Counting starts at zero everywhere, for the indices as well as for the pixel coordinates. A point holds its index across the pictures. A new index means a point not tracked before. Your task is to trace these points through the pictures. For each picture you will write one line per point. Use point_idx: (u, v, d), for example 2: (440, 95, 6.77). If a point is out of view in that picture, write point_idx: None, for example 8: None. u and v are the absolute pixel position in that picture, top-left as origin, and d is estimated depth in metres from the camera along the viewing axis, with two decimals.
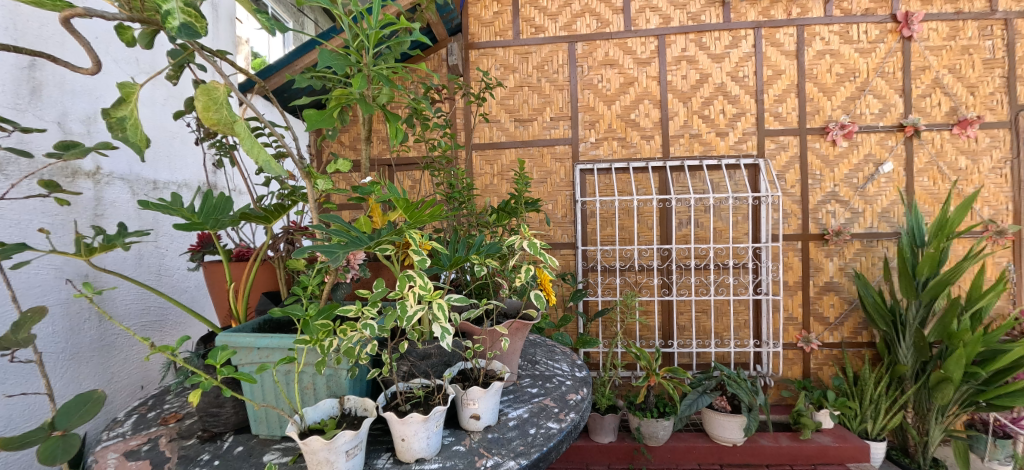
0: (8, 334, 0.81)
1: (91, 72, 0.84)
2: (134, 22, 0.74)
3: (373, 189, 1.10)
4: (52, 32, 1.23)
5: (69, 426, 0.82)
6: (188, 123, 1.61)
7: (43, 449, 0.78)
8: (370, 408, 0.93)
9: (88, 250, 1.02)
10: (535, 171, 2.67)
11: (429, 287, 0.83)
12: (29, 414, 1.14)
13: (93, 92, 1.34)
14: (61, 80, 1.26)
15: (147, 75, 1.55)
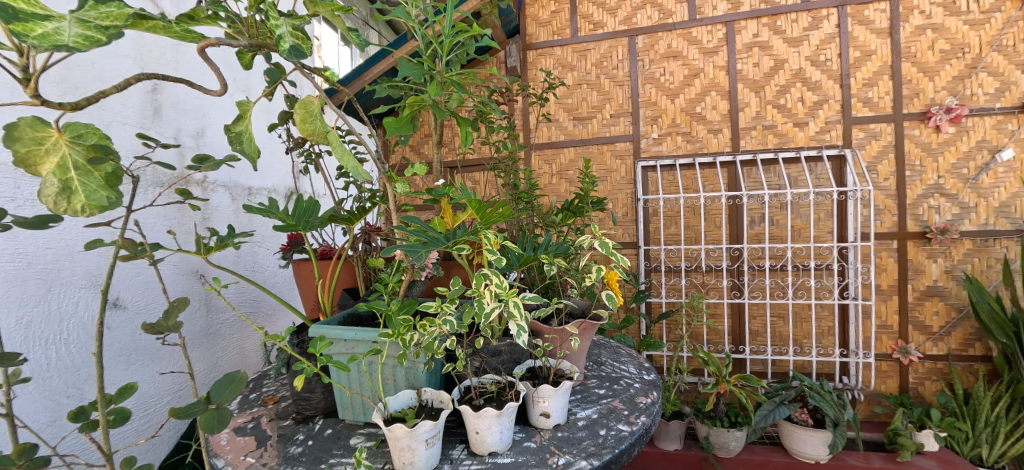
0: (162, 320, 0.85)
1: (220, 93, 0.88)
2: (252, 48, 0.81)
3: (447, 191, 1.15)
4: (169, 59, 1.40)
5: (222, 401, 0.79)
6: (279, 134, 1.76)
7: (202, 421, 0.75)
8: (446, 401, 0.97)
9: (206, 249, 1.15)
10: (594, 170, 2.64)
11: (505, 285, 0.86)
12: (155, 391, 1.30)
13: (200, 110, 1.52)
14: (175, 101, 1.43)
15: (244, 92, 1.71)
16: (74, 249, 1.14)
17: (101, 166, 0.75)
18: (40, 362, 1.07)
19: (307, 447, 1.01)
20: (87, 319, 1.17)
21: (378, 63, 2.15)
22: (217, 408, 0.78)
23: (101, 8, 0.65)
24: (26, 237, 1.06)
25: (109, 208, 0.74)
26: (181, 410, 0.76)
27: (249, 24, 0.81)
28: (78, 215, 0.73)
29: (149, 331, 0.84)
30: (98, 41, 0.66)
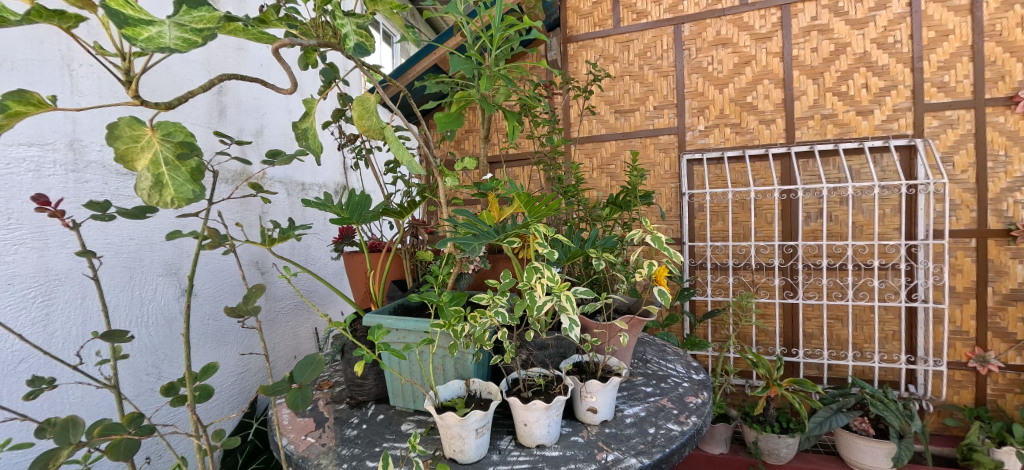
0: (242, 303, 0.88)
1: (290, 91, 0.91)
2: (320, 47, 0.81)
3: (495, 184, 1.15)
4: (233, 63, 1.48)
5: (306, 380, 0.79)
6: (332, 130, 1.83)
7: (289, 398, 0.75)
8: (495, 392, 0.99)
9: (270, 240, 1.22)
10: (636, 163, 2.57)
11: (557, 279, 0.86)
12: (220, 373, 1.39)
13: (260, 110, 1.61)
14: (238, 101, 1.52)
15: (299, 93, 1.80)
16: (153, 239, 1.24)
17: (187, 162, 0.80)
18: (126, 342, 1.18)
19: (362, 430, 1.05)
20: (164, 303, 1.27)
21: (422, 60, 2.20)
22: (300, 387, 0.78)
23: (194, 13, 0.65)
24: (113, 228, 1.16)
25: (194, 200, 0.79)
26: (269, 388, 0.77)
27: (317, 24, 0.84)
28: (169, 208, 0.78)
29: (231, 314, 0.87)
30: (196, 43, 0.67)
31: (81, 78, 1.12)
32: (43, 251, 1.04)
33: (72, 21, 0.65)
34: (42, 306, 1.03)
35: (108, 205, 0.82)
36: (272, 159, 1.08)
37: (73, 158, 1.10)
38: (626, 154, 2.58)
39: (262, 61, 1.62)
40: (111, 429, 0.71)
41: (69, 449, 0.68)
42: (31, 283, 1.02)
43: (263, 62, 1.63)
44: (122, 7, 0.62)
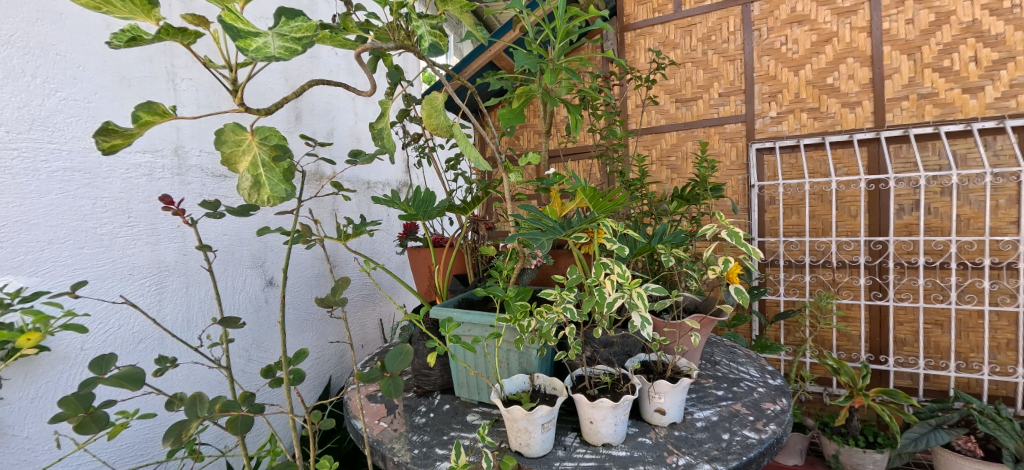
0: (330, 295, 0.94)
1: (369, 94, 0.95)
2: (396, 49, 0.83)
3: (558, 179, 1.14)
4: (306, 71, 1.58)
5: (397, 369, 0.83)
6: (395, 129, 1.89)
7: (383, 385, 0.81)
8: (559, 388, 0.98)
9: (345, 235, 1.29)
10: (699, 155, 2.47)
11: (627, 275, 0.84)
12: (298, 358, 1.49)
13: (330, 113, 1.70)
14: (312, 106, 1.61)
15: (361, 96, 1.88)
16: (242, 235, 1.35)
17: (281, 163, 0.86)
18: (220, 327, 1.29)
19: (430, 418, 1.09)
20: (251, 294, 1.38)
21: (478, 57, 2.28)
22: (391, 376, 0.83)
23: (292, 23, 0.69)
24: (210, 225, 1.27)
25: (286, 200, 0.86)
26: (364, 375, 0.84)
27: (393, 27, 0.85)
28: (266, 205, 0.85)
29: (321, 304, 0.93)
30: (295, 51, 0.72)
31: (183, 90, 1.24)
32: (154, 246, 1.16)
33: (192, 37, 0.71)
34: (155, 294, 1.16)
35: (218, 204, 0.91)
36: (353, 159, 1.14)
37: (177, 163, 1.22)
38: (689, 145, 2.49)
39: (331, 68, 1.71)
40: (230, 406, 0.78)
41: (197, 422, 0.75)
42: (145, 274, 1.14)
43: (333, 68, 1.72)
44: (234, 21, 0.67)
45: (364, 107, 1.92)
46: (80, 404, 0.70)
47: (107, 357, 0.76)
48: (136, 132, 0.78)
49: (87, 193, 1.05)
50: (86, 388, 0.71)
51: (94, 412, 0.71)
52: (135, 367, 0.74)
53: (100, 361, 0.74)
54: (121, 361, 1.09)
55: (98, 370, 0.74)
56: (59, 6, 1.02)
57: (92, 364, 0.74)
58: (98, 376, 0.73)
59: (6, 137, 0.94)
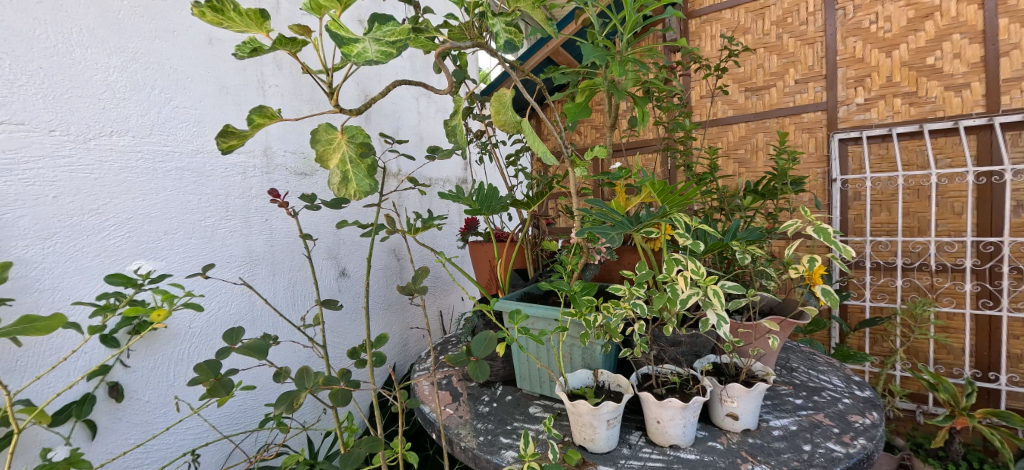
0: (412, 283, 0.99)
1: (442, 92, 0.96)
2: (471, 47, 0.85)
3: (624, 174, 1.12)
4: (375, 73, 1.66)
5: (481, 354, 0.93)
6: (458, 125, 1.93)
7: (471, 369, 0.91)
8: (624, 385, 0.96)
9: (415, 228, 1.34)
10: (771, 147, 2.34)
11: (702, 272, 0.82)
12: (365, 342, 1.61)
13: (397, 114, 1.78)
14: (381, 108, 1.69)
15: (423, 95, 1.95)
16: (319, 227, 1.45)
17: (366, 160, 0.91)
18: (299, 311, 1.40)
19: (494, 408, 1.12)
20: (326, 282, 1.47)
21: (537, 52, 2.30)
22: (476, 361, 0.94)
23: (385, 28, 0.73)
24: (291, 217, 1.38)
25: (371, 193, 0.91)
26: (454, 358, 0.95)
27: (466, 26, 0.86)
28: (353, 199, 0.91)
29: (403, 291, 0.98)
30: (391, 54, 0.76)
31: (272, 95, 1.35)
32: (247, 237, 1.27)
33: (299, 46, 0.77)
34: (248, 280, 1.27)
35: (314, 196, 1.00)
36: (430, 154, 1.19)
37: (265, 162, 1.32)
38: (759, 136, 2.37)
39: (398, 70, 1.78)
40: (332, 380, 0.85)
41: (306, 392, 0.82)
42: (240, 262, 1.26)
43: (400, 70, 1.79)
44: (337, 29, 0.72)
45: (426, 105, 1.99)
46: (211, 371, 0.82)
47: (236, 330, 0.90)
48: (249, 133, 0.86)
49: (194, 190, 1.17)
50: (223, 355, 0.85)
51: (222, 378, 0.83)
52: (257, 340, 0.85)
53: (231, 334, 0.88)
54: (219, 339, 1.22)
55: (230, 341, 0.88)
56: (172, 24, 1.14)
57: (225, 337, 0.88)
58: (231, 346, 0.87)
59: (131, 141, 1.06)
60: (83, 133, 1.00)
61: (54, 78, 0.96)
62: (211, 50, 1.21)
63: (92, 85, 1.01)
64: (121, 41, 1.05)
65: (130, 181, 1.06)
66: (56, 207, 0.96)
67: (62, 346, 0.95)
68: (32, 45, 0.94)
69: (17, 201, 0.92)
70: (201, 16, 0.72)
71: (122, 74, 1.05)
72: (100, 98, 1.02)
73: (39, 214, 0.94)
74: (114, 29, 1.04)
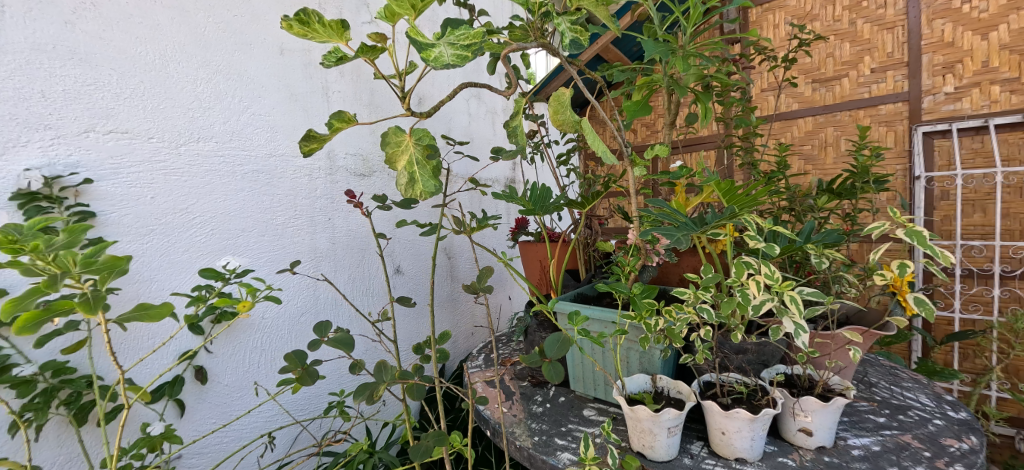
0: (478, 282, 1.00)
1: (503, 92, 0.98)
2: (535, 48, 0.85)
3: (685, 173, 1.08)
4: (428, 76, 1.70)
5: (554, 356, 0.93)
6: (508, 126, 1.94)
7: (547, 372, 0.92)
8: (685, 392, 0.93)
9: (470, 227, 1.36)
10: (841, 142, 2.19)
11: (778, 277, 0.78)
12: (419, 337, 1.66)
13: (449, 115, 1.81)
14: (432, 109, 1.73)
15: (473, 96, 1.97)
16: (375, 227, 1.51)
17: (432, 161, 0.94)
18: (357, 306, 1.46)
19: (547, 408, 1.12)
20: (383, 278, 1.53)
21: (587, 49, 2.27)
22: (551, 361, 0.94)
23: (459, 32, 0.75)
24: (351, 218, 1.45)
25: (436, 194, 0.93)
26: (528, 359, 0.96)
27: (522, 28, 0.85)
28: (419, 201, 0.93)
29: (468, 290, 1.00)
30: (466, 57, 0.78)
31: (335, 100, 1.42)
32: (312, 235, 1.34)
33: (377, 53, 0.80)
34: (312, 276, 1.34)
35: (385, 197, 1.04)
36: (494, 154, 1.20)
37: (328, 164, 1.39)
38: (829, 131, 2.23)
39: (450, 72, 1.80)
40: (407, 375, 0.89)
41: (384, 385, 0.85)
42: (306, 259, 1.33)
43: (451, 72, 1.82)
44: (416, 35, 0.74)
45: (476, 105, 2.01)
46: (298, 361, 0.88)
47: (325, 323, 0.95)
48: (328, 137, 0.91)
49: (267, 191, 1.25)
50: (315, 347, 0.91)
51: (309, 367, 0.89)
52: (345, 333, 0.89)
53: (322, 327, 0.93)
54: (288, 331, 1.29)
55: (321, 334, 0.93)
56: (247, 37, 1.22)
57: (316, 330, 0.93)
58: (321, 338, 0.93)
59: (215, 147, 1.15)
60: (175, 139, 1.09)
61: (152, 91, 1.06)
62: (282, 60, 1.29)
63: (183, 96, 1.10)
64: (206, 55, 1.14)
65: (214, 182, 1.15)
66: (153, 207, 1.06)
67: (158, 332, 1.05)
68: (134, 62, 1.04)
69: (122, 201, 1.02)
70: (288, 28, 0.77)
71: (207, 85, 1.14)
72: (189, 108, 1.11)
73: (139, 213, 1.04)
74: (200, 44, 1.13)
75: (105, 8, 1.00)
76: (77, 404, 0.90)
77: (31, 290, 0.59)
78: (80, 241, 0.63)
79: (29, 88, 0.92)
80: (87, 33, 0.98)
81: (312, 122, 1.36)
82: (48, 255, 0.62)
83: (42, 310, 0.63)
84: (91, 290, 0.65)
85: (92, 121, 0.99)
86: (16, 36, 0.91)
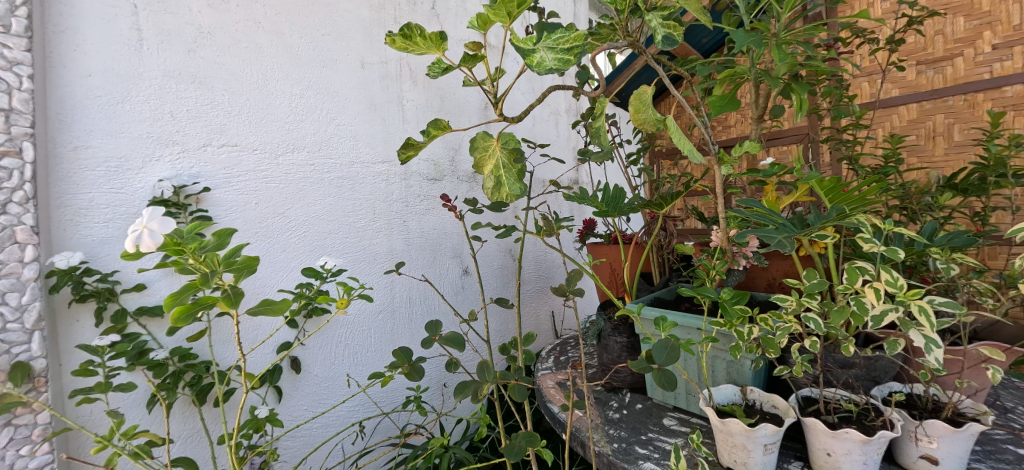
0: (566, 285, 1.00)
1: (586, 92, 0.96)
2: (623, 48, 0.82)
3: (776, 170, 1.01)
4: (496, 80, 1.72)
5: (665, 362, 0.80)
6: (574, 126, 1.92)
7: (657, 377, 0.79)
8: (781, 407, 0.86)
9: (545, 229, 1.35)
10: (955, 131, 1.95)
11: (903, 284, 0.71)
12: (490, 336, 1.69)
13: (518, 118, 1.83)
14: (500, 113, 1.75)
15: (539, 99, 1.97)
16: (447, 229, 1.56)
17: (517, 164, 0.94)
18: (433, 305, 1.52)
19: (624, 415, 1.09)
20: (456, 279, 1.58)
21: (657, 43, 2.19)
22: (662, 368, 0.81)
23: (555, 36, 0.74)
24: (425, 221, 1.50)
25: (521, 197, 0.94)
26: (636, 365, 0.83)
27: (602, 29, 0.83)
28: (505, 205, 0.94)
29: (557, 292, 1.00)
30: (567, 60, 0.77)
31: (410, 109, 1.47)
32: (389, 237, 1.41)
33: (472, 62, 0.81)
34: (388, 276, 1.40)
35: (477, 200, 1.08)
36: (581, 154, 1.19)
37: (402, 170, 1.45)
38: (940, 118, 1.99)
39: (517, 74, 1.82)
40: (509, 375, 0.91)
41: (487, 384, 0.88)
42: (384, 260, 1.40)
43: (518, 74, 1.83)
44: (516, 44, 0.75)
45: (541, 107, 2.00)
46: (405, 357, 0.94)
47: (435, 323, 0.98)
48: (424, 144, 0.94)
49: (350, 196, 1.33)
50: (428, 346, 0.95)
51: (415, 364, 0.94)
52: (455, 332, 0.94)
53: (433, 326, 0.97)
54: (370, 328, 1.36)
55: (433, 333, 0.97)
56: (334, 54, 1.31)
57: (427, 328, 0.97)
58: (433, 337, 0.97)
59: (307, 156, 1.25)
60: (274, 151, 1.19)
61: (255, 108, 1.17)
62: (363, 73, 1.37)
63: (280, 111, 1.21)
64: (299, 73, 1.24)
65: (306, 188, 1.25)
66: (256, 212, 1.17)
67: (261, 325, 1.15)
68: (241, 82, 1.15)
69: (232, 207, 1.13)
70: (392, 43, 0.81)
71: (300, 100, 1.24)
72: (285, 121, 1.22)
73: (246, 218, 1.15)
74: (294, 63, 1.23)
75: (219, 36, 1.12)
76: (198, 386, 1.01)
77: (189, 285, 0.65)
78: (227, 244, 0.70)
79: (160, 110, 1.04)
80: (206, 59, 1.10)
81: (389, 131, 1.43)
82: (201, 255, 0.69)
83: (190, 304, 0.69)
84: (229, 287, 0.71)
85: (209, 136, 1.10)
86: (152, 64, 1.03)
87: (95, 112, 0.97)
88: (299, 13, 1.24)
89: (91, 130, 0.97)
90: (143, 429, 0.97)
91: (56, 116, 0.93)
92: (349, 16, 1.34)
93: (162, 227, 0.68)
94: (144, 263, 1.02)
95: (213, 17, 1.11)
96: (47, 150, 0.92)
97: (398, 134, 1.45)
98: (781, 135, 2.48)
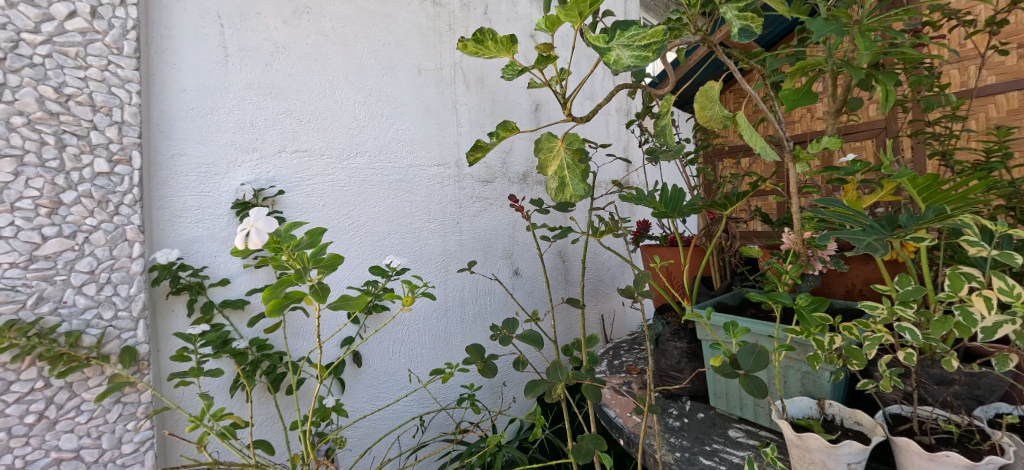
0: (635, 286, 0.97)
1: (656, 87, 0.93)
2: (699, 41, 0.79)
3: (856, 168, 0.93)
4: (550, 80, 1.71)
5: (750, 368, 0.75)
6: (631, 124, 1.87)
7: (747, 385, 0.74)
8: (865, 424, 0.79)
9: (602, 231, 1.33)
10: None
11: (1018, 292, 0.63)
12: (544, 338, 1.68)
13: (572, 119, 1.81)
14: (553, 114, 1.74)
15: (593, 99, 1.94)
16: (501, 230, 1.58)
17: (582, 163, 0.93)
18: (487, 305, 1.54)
19: (685, 423, 1.05)
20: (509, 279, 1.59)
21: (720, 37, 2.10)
22: (748, 374, 0.76)
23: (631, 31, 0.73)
24: (479, 222, 1.52)
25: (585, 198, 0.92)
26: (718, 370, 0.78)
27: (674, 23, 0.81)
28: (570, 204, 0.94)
29: (627, 293, 0.98)
30: (645, 57, 0.75)
31: (463, 113, 1.50)
32: (444, 238, 1.44)
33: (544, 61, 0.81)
34: (442, 276, 1.44)
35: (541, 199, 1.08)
36: (651, 153, 1.15)
37: (456, 172, 1.48)
38: None
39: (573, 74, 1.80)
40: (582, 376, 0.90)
41: (560, 384, 0.87)
42: (438, 260, 1.43)
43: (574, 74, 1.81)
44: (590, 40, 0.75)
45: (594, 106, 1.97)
46: (477, 353, 0.95)
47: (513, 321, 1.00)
48: (492, 144, 0.95)
49: (408, 198, 1.37)
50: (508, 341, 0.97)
51: (488, 360, 0.95)
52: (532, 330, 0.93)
53: (512, 323, 0.98)
54: (427, 326, 1.40)
55: (511, 330, 0.98)
56: (392, 61, 1.35)
57: (506, 325, 0.98)
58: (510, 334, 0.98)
59: (368, 160, 1.30)
60: (340, 155, 1.26)
61: (323, 115, 1.23)
62: (420, 79, 1.41)
63: (345, 118, 1.27)
64: (362, 81, 1.30)
65: (368, 191, 1.30)
66: (323, 213, 1.23)
67: (328, 319, 1.21)
68: (311, 92, 1.22)
69: (302, 209, 1.20)
70: (463, 48, 0.83)
71: (363, 107, 1.30)
72: (349, 127, 1.28)
73: (313, 219, 1.21)
74: (357, 72, 1.29)
75: (292, 50, 1.19)
76: (273, 375, 1.08)
77: (285, 279, 0.69)
78: (318, 242, 0.74)
79: (243, 120, 1.12)
80: (281, 71, 1.18)
81: (444, 134, 1.46)
82: (296, 252, 0.73)
83: (283, 297, 0.74)
84: (317, 283, 0.74)
85: (283, 143, 1.18)
86: (235, 78, 1.12)
87: (188, 123, 1.06)
88: (361, 25, 1.30)
89: (185, 139, 1.06)
90: (227, 413, 1.05)
91: (156, 127, 1.03)
92: (407, 24, 1.38)
93: (266, 227, 0.73)
94: (230, 260, 1.10)
95: (287, 32, 1.19)
96: (149, 158, 1.02)
97: (452, 138, 1.48)
98: (855, 129, 2.35)
